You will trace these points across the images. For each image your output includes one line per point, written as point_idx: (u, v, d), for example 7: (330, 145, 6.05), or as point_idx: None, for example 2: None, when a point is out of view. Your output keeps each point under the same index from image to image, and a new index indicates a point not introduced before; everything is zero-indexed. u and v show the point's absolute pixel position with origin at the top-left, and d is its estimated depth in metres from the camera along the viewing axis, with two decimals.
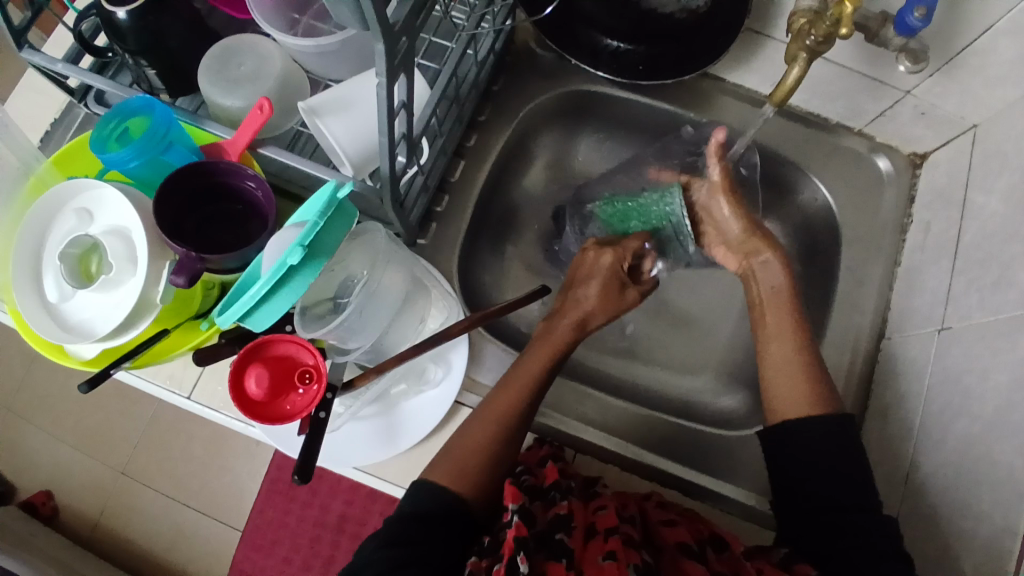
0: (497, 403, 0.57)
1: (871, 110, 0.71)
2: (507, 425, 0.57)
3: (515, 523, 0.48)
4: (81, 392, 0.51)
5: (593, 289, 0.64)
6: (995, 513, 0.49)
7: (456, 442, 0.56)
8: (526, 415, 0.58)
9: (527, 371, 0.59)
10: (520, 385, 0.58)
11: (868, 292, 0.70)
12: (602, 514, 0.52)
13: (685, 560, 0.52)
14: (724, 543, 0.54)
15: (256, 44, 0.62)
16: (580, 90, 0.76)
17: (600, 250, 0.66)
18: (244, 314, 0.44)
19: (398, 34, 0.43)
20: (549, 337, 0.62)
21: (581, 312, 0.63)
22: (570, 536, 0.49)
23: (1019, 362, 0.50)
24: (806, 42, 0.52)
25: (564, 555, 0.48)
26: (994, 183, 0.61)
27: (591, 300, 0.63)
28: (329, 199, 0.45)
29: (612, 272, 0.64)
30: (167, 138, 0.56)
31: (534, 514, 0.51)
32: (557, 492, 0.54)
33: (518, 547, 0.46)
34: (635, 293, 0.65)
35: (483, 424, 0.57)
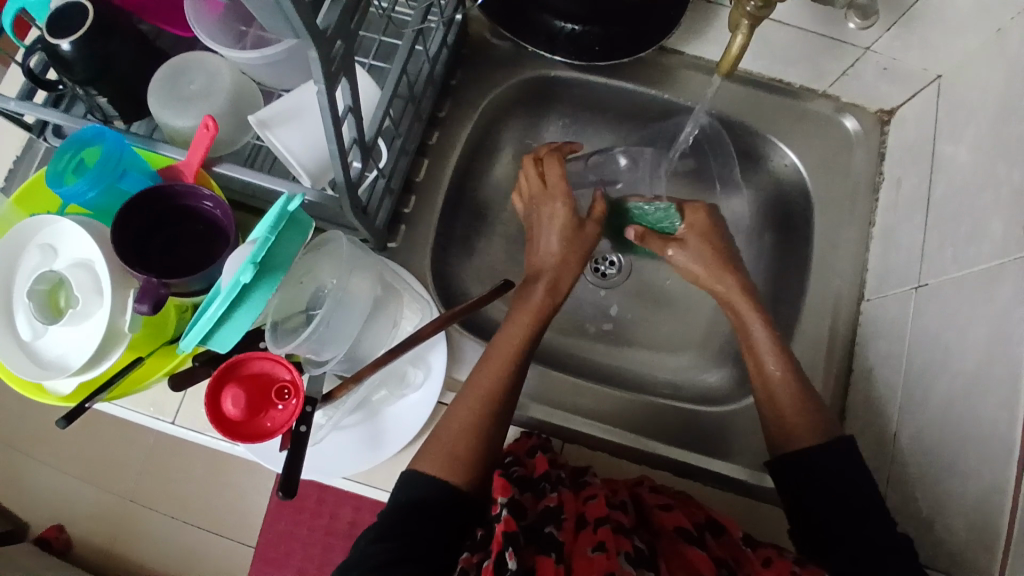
0: (477, 386, 0.56)
1: (834, 71, 0.70)
2: (490, 407, 0.55)
3: (504, 516, 0.47)
4: (60, 428, 0.51)
5: (557, 241, 0.61)
6: (982, 469, 0.48)
7: (441, 431, 0.55)
8: (510, 392, 0.57)
9: (506, 346, 0.58)
10: (500, 364, 0.57)
11: (845, 254, 0.70)
12: (592, 504, 0.52)
13: (683, 544, 0.52)
14: (721, 527, 0.54)
15: (203, 61, 0.61)
16: (539, 76, 0.75)
17: (549, 199, 0.63)
18: (204, 336, 0.44)
19: (331, 40, 0.42)
20: (526, 304, 0.60)
21: (552, 271, 0.61)
22: (559, 529, 0.48)
23: (996, 313, 0.50)
24: (747, 9, 0.50)
25: (554, 549, 0.47)
26: (962, 133, 0.60)
27: (558, 253, 0.61)
28: (279, 212, 0.45)
29: (568, 212, 0.62)
30: (122, 164, 0.56)
31: (524, 506, 0.50)
32: (547, 484, 0.53)
33: (507, 541, 0.45)
34: (595, 226, 0.63)
35: (465, 408, 0.55)
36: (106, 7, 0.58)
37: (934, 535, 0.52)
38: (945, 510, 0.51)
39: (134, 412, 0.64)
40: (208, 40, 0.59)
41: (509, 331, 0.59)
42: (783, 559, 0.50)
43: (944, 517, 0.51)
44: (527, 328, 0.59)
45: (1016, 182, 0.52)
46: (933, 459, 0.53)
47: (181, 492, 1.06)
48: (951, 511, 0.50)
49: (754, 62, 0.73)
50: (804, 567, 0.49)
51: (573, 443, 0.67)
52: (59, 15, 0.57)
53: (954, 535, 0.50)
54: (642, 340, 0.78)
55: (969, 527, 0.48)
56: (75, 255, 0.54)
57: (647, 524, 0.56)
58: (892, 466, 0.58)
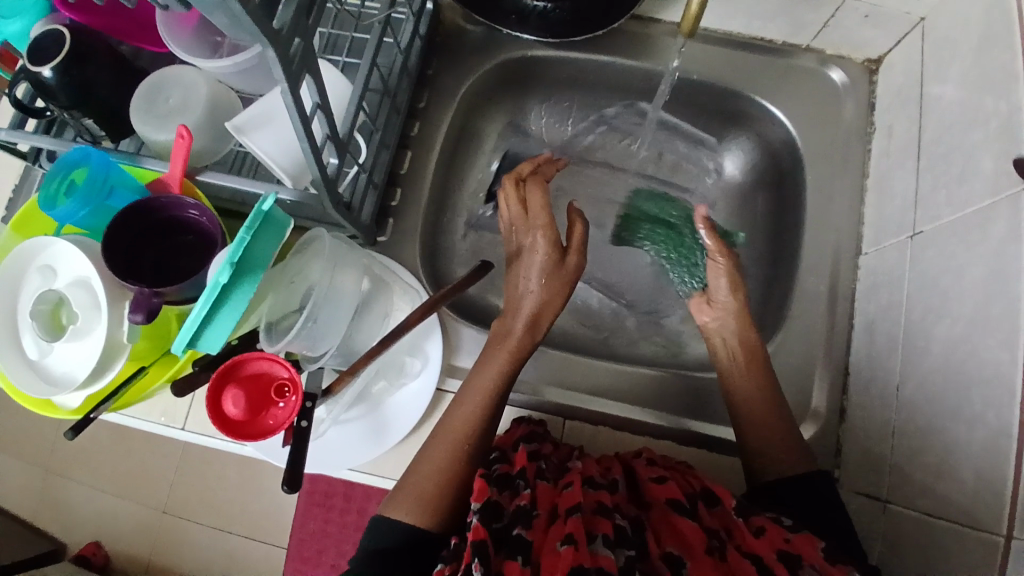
0: (453, 425, 0.57)
1: (814, 23, 0.68)
2: (468, 447, 0.56)
3: (473, 526, 0.48)
4: (68, 440, 0.53)
5: (535, 278, 0.61)
6: (988, 415, 0.47)
7: (414, 474, 0.55)
8: (484, 431, 0.57)
9: (484, 379, 0.59)
10: (476, 405, 0.58)
11: (838, 208, 0.69)
12: (567, 493, 0.52)
13: (674, 516, 0.52)
14: (714, 496, 0.54)
15: (180, 74, 0.62)
16: (515, 57, 0.75)
17: (532, 233, 0.62)
18: (192, 340, 0.46)
19: (288, 37, 0.43)
20: (506, 339, 0.60)
21: (533, 307, 0.60)
22: (528, 529, 0.49)
23: (993, 255, 0.49)
24: None
25: (522, 552, 0.48)
26: (948, 73, 0.59)
27: (537, 292, 0.60)
28: (255, 212, 0.46)
29: (548, 244, 0.61)
30: (108, 182, 0.57)
31: (499, 507, 0.51)
32: (523, 480, 0.54)
33: (473, 553, 0.46)
34: (577, 263, 0.62)
35: (439, 450, 0.56)
36: (83, 31, 0.59)
37: (940, 486, 0.51)
38: (951, 458, 0.50)
39: (146, 421, 0.66)
40: (182, 54, 0.60)
41: (484, 370, 0.59)
42: (774, 527, 0.51)
43: (950, 467, 0.50)
44: (502, 365, 0.59)
45: (1007, 116, 0.51)
46: (936, 408, 0.52)
47: (216, 496, 1.08)
48: (957, 459, 0.49)
49: (732, 21, 0.71)
50: (796, 534, 0.50)
51: (574, 419, 0.68)
52: (39, 43, 0.58)
53: (962, 483, 0.49)
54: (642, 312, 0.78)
55: (976, 474, 0.47)
56: (72, 273, 0.56)
57: (641, 498, 0.56)
58: (898, 419, 0.57)
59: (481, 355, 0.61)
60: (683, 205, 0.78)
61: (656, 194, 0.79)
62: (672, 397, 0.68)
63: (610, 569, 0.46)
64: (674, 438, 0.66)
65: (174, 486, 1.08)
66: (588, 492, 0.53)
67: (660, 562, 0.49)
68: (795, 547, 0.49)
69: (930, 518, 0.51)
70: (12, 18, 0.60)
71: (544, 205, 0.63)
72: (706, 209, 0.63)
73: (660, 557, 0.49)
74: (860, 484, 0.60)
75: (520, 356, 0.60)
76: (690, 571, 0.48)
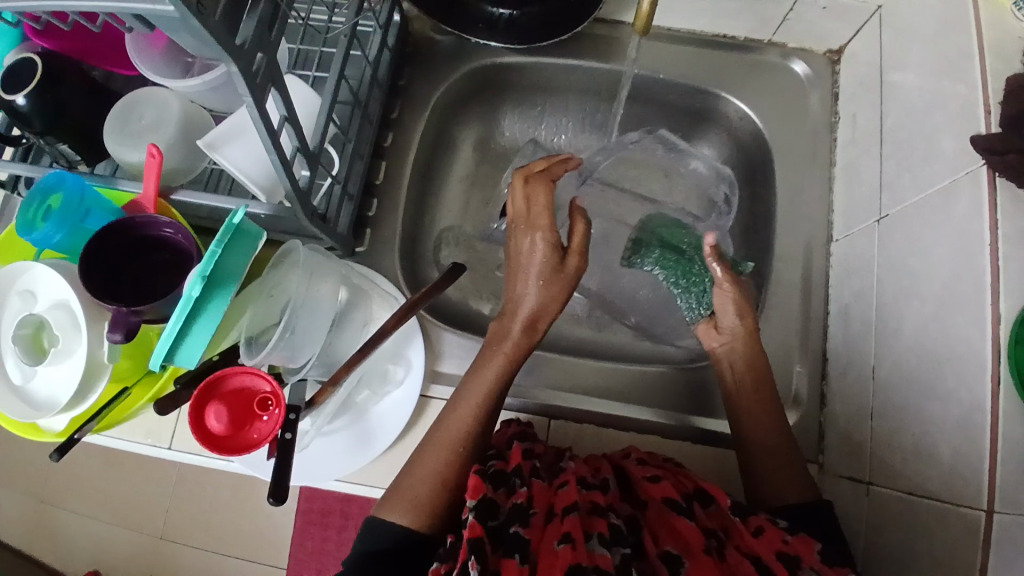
0: (449, 428, 0.57)
1: (775, 17, 0.70)
2: (463, 451, 0.56)
3: (469, 522, 0.48)
4: (54, 461, 0.53)
5: (532, 283, 0.59)
6: (960, 390, 0.48)
7: (409, 478, 0.55)
8: (480, 436, 0.57)
9: (482, 378, 0.59)
10: (473, 407, 0.58)
11: (809, 197, 0.70)
12: (563, 492, 0.52)
13: (671, 513, 0.52)
14: (710, 496, 0.54)
15: (152, 94, 0.64)
16: (485, 65, 0.76)
17: (531, 236, 0.60)
18: (169, 352, 0.46)
19: (250, 52, 0.43)
20: (504, 342, 0.59)
21: (530, 310, 0.59)
22: (525, 527, 0.49)
23: (958, 232, 0.50)
24: None
25: (519, 550, 0.48)
26: (906, 58, 0.60)
27: (534, 296, 0.58)
28: (226, 225, 0.46)
29: (547, 247, 0.59)
30: (84, 205, 0.58)
31: (495, 505, 0.51)
32: (519, 478, 0.54)
33: (471, 550, 0.46)
34: (577, 265, 0.59)
35: (432, 454, 0.56)
36: (54, 58, 0.60)
37: (919, 465, 0.51)
38: (927, 435, 0.50)
39: (131, 443, 0.66)
40: (151, 74, 0.61)
41: (481, 373, 0.59)
42: (773, 528, 0.51)
43: (928, 444, 0.50)
44: (499, 370, 0.58)
45: (964, 96, 0.52)
46: (912, 387, 0.53)
47: (211, 520, 1.07)
48: (935, 437, 0.50)
49: (696, 20, 0.73)
50: (794, 536, 0.51)
51: (560, 419, 0.67)
52: (12, 72, 0.59)
53: (940, 459, 0.49)
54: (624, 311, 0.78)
55: (953, 449, 0.48)
56: (53, 296, 0.56)
57: (635, 497, 0.56)
58: (875, 401, 0.57)
59: (478, 355, 0.61)
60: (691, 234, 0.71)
61: (673, 223, 0.73)
62: (656, 393, 0.69)
63: (607, 568, 0.46)
64: (660, 434, 0.66)
65: (168, 510, 1.07)
66: (581, 491, 0.53)
67: (659, 561, 0.49)
68: (793, 548, 0.49)
69: (910, 498, 0.52)
70: None
71: (546, 206, 0.61)
72: (714, 239, 0.61)
73: (658, 556, 0.49)
74: (843, 468, 0.60)
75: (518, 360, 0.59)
76: (689, 569, 0.48)
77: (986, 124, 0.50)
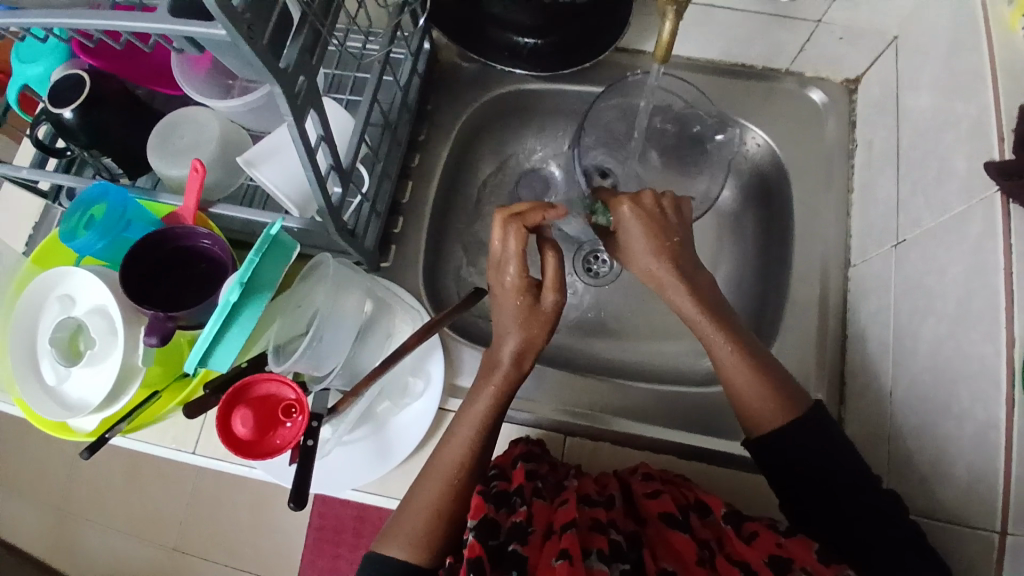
0: (442, 463, 0.57)
1: (791, 46, 0.72)
2: (459, 482, 0.56)
3: (469, 543, 0.49)
4: (83, 458, 0.55)
5: (511, 323, 0.60)
6: (975, 408, 0.48)
7: (408, 508, 0.56)
8: (476, 464, 0.58)
9: (472, 413, 0.59)
10: (463, 442, 0.58)
11: (826, 221, 0.71)
12: (563, 509, 0.53)
13: (668, 530, 0.53)
14: (707, 508, 0.55)
15: (194, 114, 0.67)
16: (510, 91, 0.79)
17: (501, 273, 0.61)
18: (202, 357, 0.48)
19: (293, 75, 0.46)
20: (490, 373, 0.60)
21: (512, 347, 0.60)
22: (523, 544, 0.50)
23: (971, 252, 0.51)
24: None
25: (518, 566, 0.49)
26: (920, 86, 0.62)
27: (511, 335, 0.59)
28: (266, 236, 0.49)
29: (518, 288, 0.60)
30: (126, 216, 0.61)
31: (496, 524, 0.52)
32: (519, 497, 0.55)
33: (470, 569, 0.47)
34: (553, 304, 0.60)
35: (428, 488, 0.56)
36: (101, 76, 0.64)
37: (938, 486, 0.51)
38: (943, 456, 0.51)
39: (156, 447, 0.68)
40: (195, 94, 0.64)
41: (470, 407, 0.59)
42: (769, 531, 0.52)
43: (946, 463, 0.51)
44: (488, 403, 0.59)
45: (976, 119, 0.53)
46: (928, 407, 0.53)
47: (224, 534, 1.07)
48: (951, 456, 0.50)
49: (714, 48, 0.76)
50: (790, 538, 0.51)
51: (576, 435, 0.68)
52: (60, 88, 0.63)
53: (957, 479, 0.49)
54: (641, 331, 0.79)
55: (969, 469, 0.48)
56: (92, 301, 0.59)
57: (637, 513, 0.57)
58: (892, 423, 0.58)
59: (473, 388, 0.61)
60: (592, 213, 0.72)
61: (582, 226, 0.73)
62: (674, 413, 0.69)
63: None
64: (675, 453, 0.66)
65: (185, 521, 1.08)
66: (583, 509, 0.54)
67: None
68: (789, 551, 0.50)
69: (929, 519, 0.52)
70: (34, 63, 0.65)
71: (512, 253, 0.60)
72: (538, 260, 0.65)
73: (656, 574, 0.50)
74: None
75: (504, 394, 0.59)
76: None
77: (998, 148, 0.51)
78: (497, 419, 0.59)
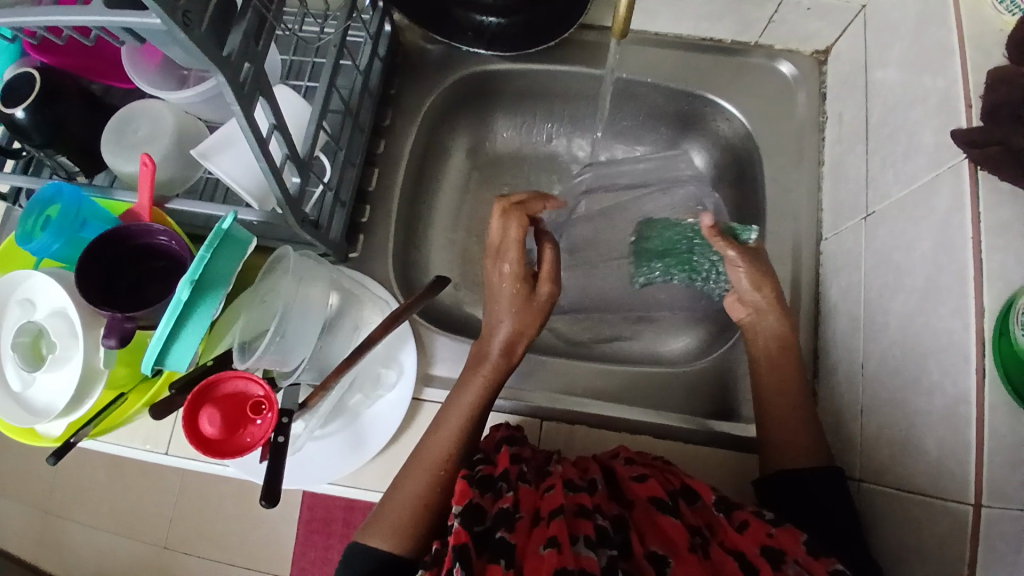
0: (429, 455, 0.57)
1: (759, 19, 0.71)
2: (443, 475, 0.56)
3: (454, 529, 0.48)
4: (50, 466, 0.53)
5: (505, 310, 0.61)
6: (945, 382, 0.48)
7: (393, 498, 0.55)
8: (462, 454, 0.58)
9: (461, 406, 0.59)
10: (451, 433, 0.58)
11: (797, 196, 0.71)
12: (549, 496, 0.52)
13: (656, 513, 0.52)
14: (695, 493, 0.55)
15: (149, 108, 0.66)
16: (476, 72, 0.78)
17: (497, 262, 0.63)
18: (159, 356, 0.47)
19: (236, 62, 0.44)
20: (477, 367, 0.60)
21: (504, 337, 0.60)
22: (511, 532, 0.49)
23: (941, 225, 0.50)
24: None
25: (504, 554, 0.48)
26: (888, 57, 0.61)
27: (508, 324, 0.60)
28: (215, 230, 0.48)
29: (514, 280, 0.61)
30: (81, 215, 0.59)
31: (480, 510, 0.51)
32: (505, 482, 0.54)
33: (455, 557, 0.46)
34: (541, 301, 0.61)
35: (413, 478, 0.56)
36: (53, 73, 0.61)
37: (907, 461, 0.52)
38: (913, 431, 0.51)
39: (128, 449, 0.68)
40: (147, 87, 0.62)
41: (458, 398, 0.60)
42: (758, 522, 0.52)
43: (915, 438, 0.51)
44: (477, 395, 0.59)
45: (944, 92, 0.52)
46: (898, 380, 0.53)
47: (214, 529, 1.06)
48: (921, 431, 0.50)
49: (682, 24, 0.74)
50: (779, 527, 0.51)
51: (552, 419, 0.67)
52: (11, 86, 0.61)
53: (927, 454, 0.49)
54: (619, 313, 0.79)
55: (940, 443, 0.48)
56: (50, 305, 0.57)
57: (622, 496, 0.56)
58: (863, 397, 0.58)
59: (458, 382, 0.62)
60: (686, 223, 0.71)
61: (660, 224, 0.74)
62: (649, 392, 0.69)
63: (593, 570, 0.46)
64: (651, 433, 0.66)
65: (173, 520, 1.07)
66: (568, 495, 0.53)
67: (645, 562, 0.49)
68: (779, 541, 0.50)
69: (900, 493, 0.52)
70: None
71: (517, 241, 0.61)
72: (712, 218, 0.62)
73: (645, 556, 0.49)
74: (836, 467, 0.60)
75: (493, 385, 0.60)
76: (676, 567, 0.48)
77: (967, 118, 0.50)
78: (483, 413, 0.60)
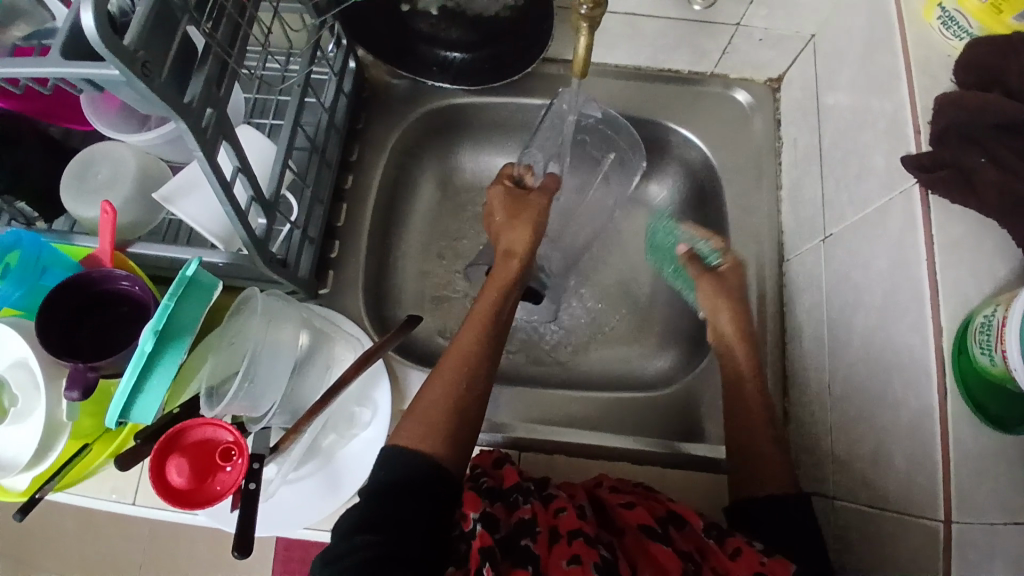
0: (452, 356, 0.58)
1: (714, 50, 0.73)
2: (468, 369, 0.57)
3: (478, 533, 0.49)
4: (18, 521, 0.52)
5: (514, 218, 0.67)
6: (909, 399, 0.49)
7: (419, 401, 0.56)
8: (486, 353, 0.59)
9: (482, 310, 0.62)
10: (473, 332, 0.60)
11: (759, 218, 0.73)
12: (563, 516, 0.53)
13: (646, 540, 0.53)
14: (682, 518, 0.55)
15: (109, 151, 0.65)
16: (440, 106, 0.79)
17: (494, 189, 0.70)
18: (125, 408, 0.46)
19: (198, 109, 0.44)
20: (496, 276, 0.65)
21: (510, 238, 0.66)
22: (535, 541, 0.51)
23: (894, 247, 0.52)
24: (581, 12, 0.51)
25: (530, 561, 0.49)
26: (838, 84, 0.63)
27: (519, 230, 0.66)
28: (179, 278, 0.47)
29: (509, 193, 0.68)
30: (41, 262, 0.58)
31: (496, 519, 0.52)
32: (520, 494, 0.55)
33: (484, 558, 0.47)
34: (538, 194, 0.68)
35: (439, 383, 0.57)
36: (9, 119, 0.60)
37: (878, 476, 0.52)
38: (881, 448, 0.52)
39: (96, 499, 0.66)
40: (109, 131, 0.61)
41: (480, 306, 0.62)
42: (751, 549, 0.51)
43: (885, 454, 0.52)
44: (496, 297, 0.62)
45: (893, 117, 0.55)
46: (865, 397, 0.54)
47: None
48: (890, 448, 0.51)
49: (641, 55, 0.76)
50: (771, 558, 0.50)
51: (530, 450, 0.67)
52: None
53: (896, 471, 0.50)
54: (591, 338, 0.80)
55: (907, 459, 0.49)
56: (11, 356, 0.56)
57: (610, 522, 0.57)
58: (832, 415, 0.59)
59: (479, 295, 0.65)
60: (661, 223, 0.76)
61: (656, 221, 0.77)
62: (625, 416, 0.69)
63: None
64: (631, 458, 0.66)
65: (143, 569, 1.03)
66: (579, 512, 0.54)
67: None
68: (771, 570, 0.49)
69: (873, 510, 0.53)
70: None
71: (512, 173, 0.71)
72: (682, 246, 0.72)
73: None
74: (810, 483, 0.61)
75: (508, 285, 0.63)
76: None
77: (916, 143, 0.52)
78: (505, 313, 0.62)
